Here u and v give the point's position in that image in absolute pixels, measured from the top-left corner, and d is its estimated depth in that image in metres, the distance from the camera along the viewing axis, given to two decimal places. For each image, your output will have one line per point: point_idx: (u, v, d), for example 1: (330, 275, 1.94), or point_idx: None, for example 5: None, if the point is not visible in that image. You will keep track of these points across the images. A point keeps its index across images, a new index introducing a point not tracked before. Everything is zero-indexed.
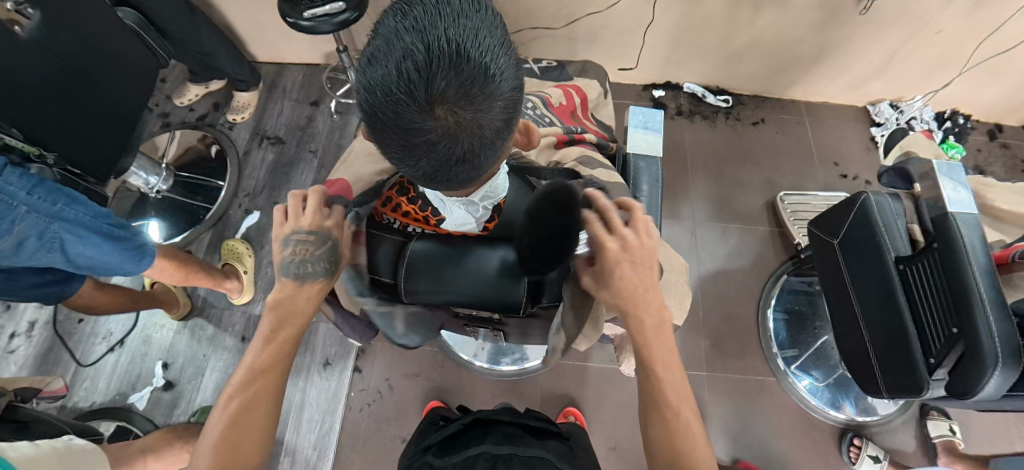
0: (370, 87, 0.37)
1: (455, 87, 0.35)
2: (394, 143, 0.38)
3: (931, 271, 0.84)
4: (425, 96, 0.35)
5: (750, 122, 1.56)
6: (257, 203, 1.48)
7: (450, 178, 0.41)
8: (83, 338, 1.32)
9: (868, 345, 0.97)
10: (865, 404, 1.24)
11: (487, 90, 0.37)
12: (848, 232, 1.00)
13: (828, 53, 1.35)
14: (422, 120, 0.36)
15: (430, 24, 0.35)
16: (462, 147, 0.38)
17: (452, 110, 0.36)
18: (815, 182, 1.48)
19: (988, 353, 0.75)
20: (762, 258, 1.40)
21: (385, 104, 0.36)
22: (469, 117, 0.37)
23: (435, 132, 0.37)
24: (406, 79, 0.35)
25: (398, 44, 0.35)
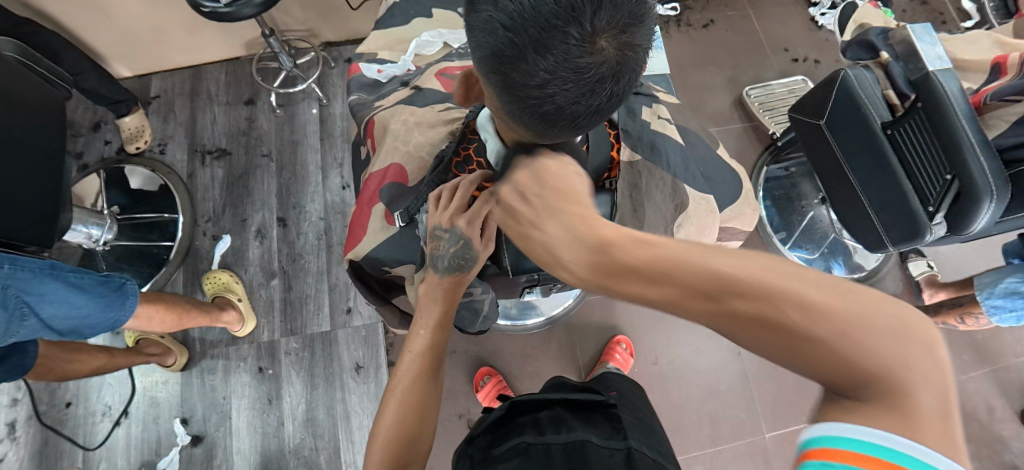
0: (515, 25, 0.33)
1: (618, 13, 0.33)
2: (541, 86, 0.35)
3: (919, 126, 0.91)
4: (590, 23, 0.32)
5: (701, 26, 1.57)
6: (222, 226, 1.33)
7: (588, 118, 0.39)
8: (80, 421, 1.19)
9: (868, 208, 1.06)
10: (854, 263, 1.38)
11: (641, 11, 0.34)
12: (833, 110, 1.06)
13: None
14: (590, 55, 0.33)
15: None
16: (615, 77, 0.36)
17: (615, 36, 0.33)
18: (772, 71, 1.53)
19: (983, 189, 0.85)
20: (742, 154, 1.46)
21: (538, 43, 0.33)
22: (627, 40, 0.34)
23: (600, 67, 0.34)
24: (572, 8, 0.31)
25: None
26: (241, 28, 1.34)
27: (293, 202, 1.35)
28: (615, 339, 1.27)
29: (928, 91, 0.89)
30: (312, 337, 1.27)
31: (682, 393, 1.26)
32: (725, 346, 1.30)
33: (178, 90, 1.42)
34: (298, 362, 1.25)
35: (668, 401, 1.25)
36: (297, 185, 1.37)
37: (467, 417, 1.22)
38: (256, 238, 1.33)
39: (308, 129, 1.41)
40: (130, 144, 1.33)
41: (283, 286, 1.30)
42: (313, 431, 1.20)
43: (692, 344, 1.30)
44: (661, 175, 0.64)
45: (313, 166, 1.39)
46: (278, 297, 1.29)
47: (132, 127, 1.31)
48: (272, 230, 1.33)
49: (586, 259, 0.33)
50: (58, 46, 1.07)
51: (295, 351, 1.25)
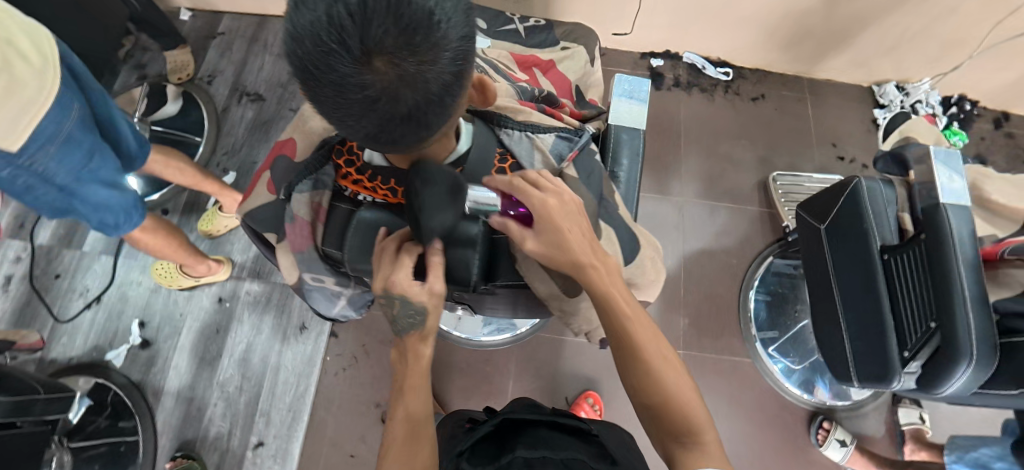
0: (294, 35, 0.32)
1: (393, 36, 0.30)
2: (332, 100, 0.34)
3: (915, 259, 0.82)
4: (356, 45, 0.30)
5: (750, 98, 1.50)
6: (234, 162, 1.43)
7: (403, 140, 0.37)
8: (61, 294, 1.31)
9: (844, 334, 0.96)
10: (840, 389, 1.25)
11: (430, 36, 0.31)
12: (836, 218, 0.97)
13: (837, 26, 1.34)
14: (359, 77, 0.31)
15: None
16: (404, 103, 0.34)
17: (387, 57, 0.31)
18: (811, 163, 1.45)
19: (963, 349, 0.74)
20: (749, 239, 1.37)
21: (316, 59, 0.31)
22: (413, 67, 0.32)
23: (374, 90, 0.32)
24: (335, 29, 0.30)
25: None
26: None
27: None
28: (584, 394, 1.22)
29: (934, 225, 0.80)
30: (273, 285, 1.33)
31: None
32: None
33: (242, 33, 1.55)
34: (253, 304, 1.31)
35: None
36: None
37: (383, 410, 1.22)
38: None
39: None
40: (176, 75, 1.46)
41: None
42: (244, 371, 1.25)
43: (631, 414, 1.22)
44: None
45: None
46: None
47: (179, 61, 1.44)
48: None
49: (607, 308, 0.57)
50: None
51: (255, 292, 1.32)
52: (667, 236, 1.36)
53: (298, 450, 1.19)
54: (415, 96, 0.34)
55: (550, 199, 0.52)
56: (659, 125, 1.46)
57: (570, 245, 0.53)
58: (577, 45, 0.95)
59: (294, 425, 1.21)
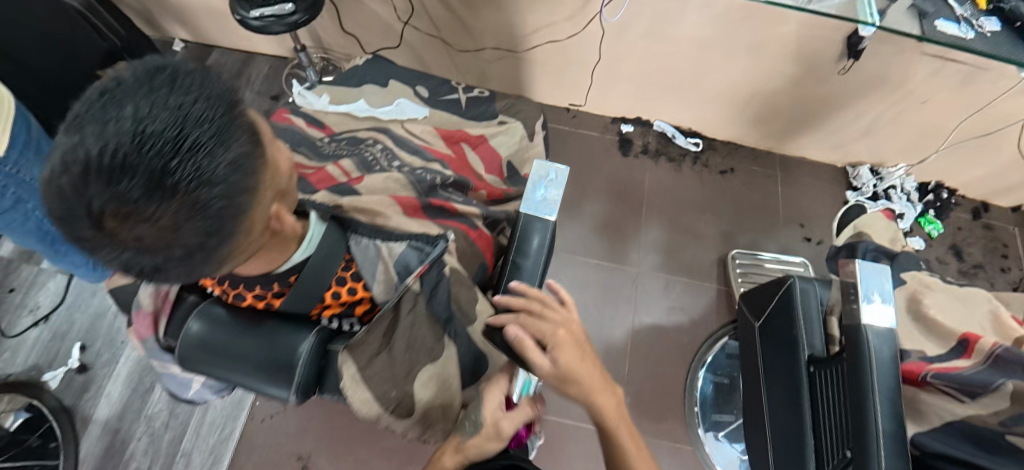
0: (53, 197, 0.38)
1: (111, 205, 0.34)
2: (100, 241, 0.38)
3: (841, 375, 0.73)
4: (88, 212, 0.35)
5: (717, 170, 1.52)
6: None
7: (183, 274, 0.41)
8: (12, 308, 1.33)
9: (774, 445, 0.90)
10: None
11: (151, 202, 0.35)
12: (771, 317, 0.94)
13: (806, 106, 1.39)
14: (99, 234, 0.36)
15: (86, 140, 0.34)
16: (165, 247, 0.37)
17: (133, 211, 0.35)
18: (774, 242, 1.44)
19: None
20: (703, 318, 1.33)
21: (75, 208, 0.36)
22: (163, 224, 0.36)
23: (116, 243, 0.37)
24: (68, 199, 0.35)
25: (64, 161, 0.35)
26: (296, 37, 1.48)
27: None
28: None
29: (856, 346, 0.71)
30: None
31: None
32: None
33: (228, 67, 1.56)
34: None
35: None
36: None
37: (305, 464, 1.19)
38: None
39: None
40: None
41: None
42: (172, 408, 1.24)
43: None
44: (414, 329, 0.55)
45: None
46: None
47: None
48: None
49: (591, 405, 0.56)
50: None
51: None
52: (619, 307, 1.33)
53: None
54: (158, 249, 0.37)
55: (566, 362, 0.53)
56: (624, 191, 1.46)
57: (563, 348, 0.54)
58: (515, 121, 0.95)
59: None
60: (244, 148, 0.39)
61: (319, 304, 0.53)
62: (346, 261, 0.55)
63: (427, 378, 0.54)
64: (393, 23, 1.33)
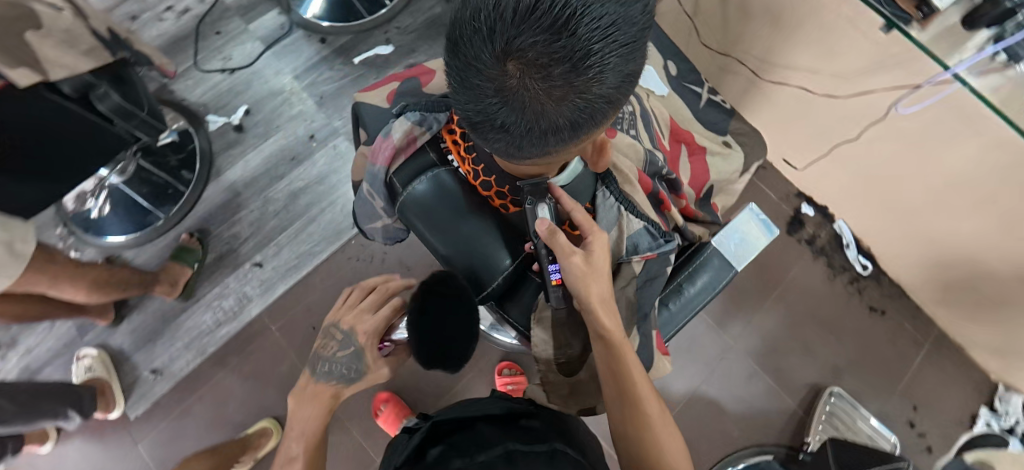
0: (512, 110, 0.35)
1: (608, 54, 0.32)
2: (457, 57, 0.36)
3: (474, 431, 0.54)
4: (581, 85, 0.33)
5: (867, 304, 1.34)
6: (397, 41, 1.48)
7: (539, 141, 0.37)
8: (211, 48, 1.42)
9: None
10: None
11: (625, 23, 0.32)
12: None
13: (999, 311, 1.12)
14: (594, 105, 0.35)
15: (536, 26, 0.30)
16: (614, 93, 0.35)
17: (519, 116, 0.35)
18: (876, 403, 1.28)
19: None
20: (762, 424, 1.26)
21: (464, 18, 0.33)
22: (537, 64, 0.32)
23: (601, 102, 0.35)
24: (554, 83, 0.32)
25: (538, 68, 0.32)
26: None
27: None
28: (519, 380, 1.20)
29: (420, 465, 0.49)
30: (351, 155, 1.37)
31: None
32: None
33: None
34: (330, 158, 1.37)
35: None
36: None
37: None
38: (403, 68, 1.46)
39: None
40: None
41: None
42: (288, 203, 1.33)
43: None
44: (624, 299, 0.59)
45: None
46: None
47: None
48: None
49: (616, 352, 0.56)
50: None
51: (338, 152, 1.37)
52: (690, 363, 1.30)
53: (278, 296, 1.25)
54: (626, 70, 0.35)
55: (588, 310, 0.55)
56: (762, 268, 1.37)
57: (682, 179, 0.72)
58: (734, 147, 0.89)
59: (274, 285, 1.26)
60: (644, 24, 0.34)
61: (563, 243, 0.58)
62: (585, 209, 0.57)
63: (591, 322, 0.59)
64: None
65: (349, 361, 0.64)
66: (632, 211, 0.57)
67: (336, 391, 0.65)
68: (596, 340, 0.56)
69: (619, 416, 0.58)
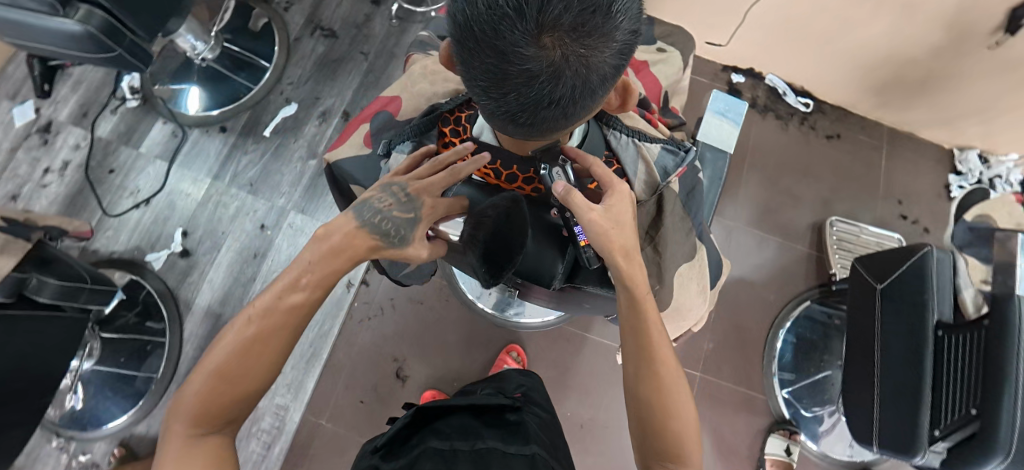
0: (564, 83, 0.37)
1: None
2: (482, 55, 0.37)
3: (468, 422, 0.61)
4: (616, 34, 0.36)
5: (823, 135, 1.44)
6: (297, 96, 1.41)
7: (587, 100, 0.40)
8: (112, 189, 1.31)
9: (873, 404, 0.92)
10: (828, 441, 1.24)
11: None
12: (893, 281, 0.92)
13: (931, 88, 1.23)
14: (626, 47, 0.38)
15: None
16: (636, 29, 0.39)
17: (571, 85, 0.37)
18: (869, 214, 1.39)
19: (1002, 439, 0.69)
20: (789, 278, 1.35)
21: (484, 15, 0.35)
22: (574, 28, 0.34)
23: (629, 42, 0.38)
24: (598, 41, 0.35)
25: (581, 35, 0.34)
26: None
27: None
28: (510, 347, 1.24)
29: (404, 448, 0.56)
30: (311, 225, 1.31)
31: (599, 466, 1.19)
32: None
33: None
34: (292, 237, 1.30)
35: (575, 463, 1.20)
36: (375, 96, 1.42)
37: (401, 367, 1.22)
38: (318, 119, 1.40)
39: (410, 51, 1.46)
40: None
41: (316, 168, 1.36)
42: None
43: None
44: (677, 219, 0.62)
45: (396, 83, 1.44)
46: (307, 175, 1.35)
47: None
48: (334, 118, 1.40)
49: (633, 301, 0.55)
50: None
51: (297, 228, 1.31)
52: None
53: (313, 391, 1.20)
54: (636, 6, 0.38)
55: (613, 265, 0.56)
56: None
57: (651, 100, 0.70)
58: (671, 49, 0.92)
59: (303, 381, 1.20)
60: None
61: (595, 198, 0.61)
62: (607, 158, 0.60)
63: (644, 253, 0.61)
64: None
65: (401, 227, 0.58)
66: (645, 139, 0.60)
67: (373, 243, 0.57)
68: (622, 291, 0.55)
69: (633, 371, 0.55)
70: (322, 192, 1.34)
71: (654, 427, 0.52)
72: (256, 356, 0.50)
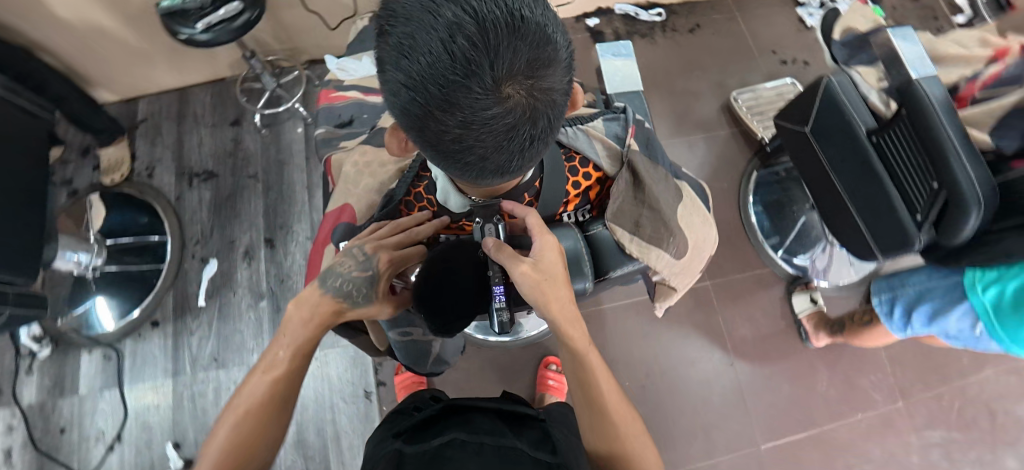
0: (537, 121, 0.37)
1: (552, 21, 0.36)
2: (449, 133, 0.36)
3: (490, 427, 0.59)
4: (560, 56, 0.36)
5: (686, 31, 1.55)
6: (212, 250, 1.32)
7: (559, 121, 0.40)
8: (74, 447, 1.16)
9: (857, 219, 1.03)
10: (835, 272, 1.35)
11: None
12: (817, 118, 1.02)
13: None
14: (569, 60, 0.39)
15: (512, 51, 0.33)
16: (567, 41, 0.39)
17: (542, 121, 0.38)
18: (758, 74, 1.51)
19: (969, 197, 0.78)
20: (730, 160, 1.44)
21: (438, 96, 0.34)
22: (527, 71, 0.34)
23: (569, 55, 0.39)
24: (550, 71, 0.35)
25: (535, 75, 0.35)
26: (226, 51, 1.34)
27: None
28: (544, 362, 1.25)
29: (419, 440, 0.58)
30: None
31: (678, 408, 1.23)
32: (717, 357, 1.27)
33: (165, 111, 1.41)
34: None
35: (657, 420, 1.22)
36: (288, 208, 1.35)
37: None
38: (244, 260, 1.32)
39: (296, 150, 1.40)
40: (107, 176, 1.32)
41: (271, 305, 1.28)
42: (304, 451, 1.17)
43: (684, 355, 1.27)
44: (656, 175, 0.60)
45: (300, 186, 1.38)
46: (266, 317, 1.27)
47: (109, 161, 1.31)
48: (260, 250, 1.32)
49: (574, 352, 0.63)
50: (53, 77, 1.08)
51: None
52: None
53: None
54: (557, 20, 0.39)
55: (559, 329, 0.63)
56: None
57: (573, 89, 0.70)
58: None
59: None
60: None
61: (567, 198, 0.58)
62: (565, 154, 0.58)
63: (635, 245, 0.52)
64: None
65: (361, 286, 0.59)
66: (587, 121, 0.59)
67: (337, 307, 0.58)
68: (563, 345, 0.63)
69: (590, 424, 0.61)
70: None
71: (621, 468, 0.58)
72: (250, 417, 0.52)
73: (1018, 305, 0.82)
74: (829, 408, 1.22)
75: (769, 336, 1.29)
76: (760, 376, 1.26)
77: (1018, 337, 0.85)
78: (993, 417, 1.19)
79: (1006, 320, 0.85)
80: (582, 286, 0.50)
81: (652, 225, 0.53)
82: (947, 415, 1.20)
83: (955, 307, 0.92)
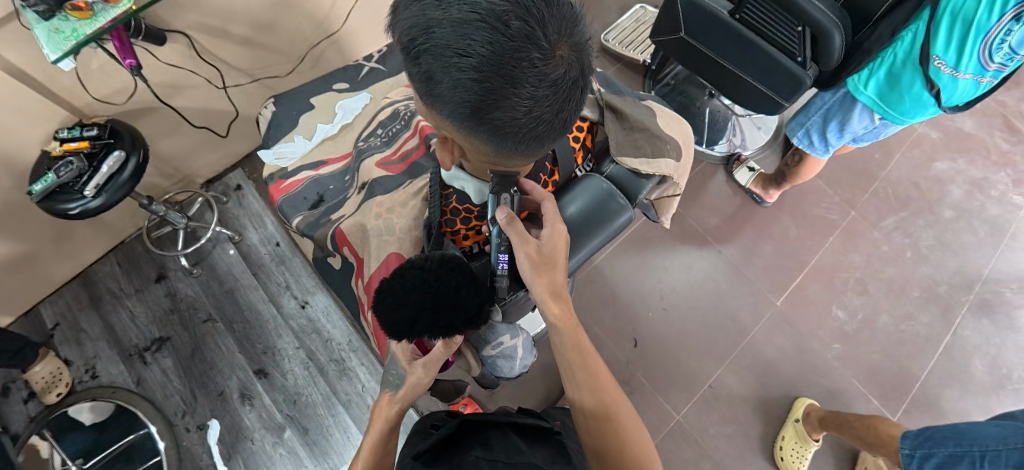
0: (581, 76, 0.41)
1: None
2: (516, 110, 0.39)
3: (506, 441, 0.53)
4: (579, 14, 0.40)
5: None
6: (204, 412, 1.20)
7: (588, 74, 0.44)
8: None
9: (754, 83, 1.18)
10: (753, 137, 1.52)
11: None
12: (686, 20, 1.15)
13: None
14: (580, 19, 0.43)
15: (549, 19, 0.37)
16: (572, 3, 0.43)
17: (583, 75, 0.41)
18: (612, 11, 1.66)
19: (829, 27, 0.92)
20: None
21: (505, 80, 0.37)
22: (566, 32, 0.38)
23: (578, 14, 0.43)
24: (578, 28, 0.39)
25: (570, 34, 0.38)
26: (116, 212, 1.22)
27: (302, 302, 1.29)
28: None
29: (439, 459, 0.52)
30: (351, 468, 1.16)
31: (701, 311, 1.33)
32: (707, 252, 1.39)
33: (77, 303, 1.25)
34: None
35: (691, 330, 1.31)
36: (261, 331, 1.26)
37: None
38: (244, 403, 1.21)
39: (239, 272, 1.31)
40: (48, 400, 1.15)
41: (296, 431, 1.19)
42: None
43: (682, 265, 1.37)
44: (630, 102, 0.63)
45: (262, 303, 1.29)
46: (297, 445, 1.18)
47: (42, 382, 1.14)
48: (255, 385, 1.22)
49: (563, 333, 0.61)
50: None
51: None
52: None
53: None
54: None
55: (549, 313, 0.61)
56: None
57: None
58: None
59: None
60: None
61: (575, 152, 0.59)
62: None
63: (643, 161, 0.57)
64: (213, 100, 1.16)
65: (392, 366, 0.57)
66: None
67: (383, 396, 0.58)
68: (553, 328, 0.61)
69: (582, 395, 0.61)
70: (326, 437, 1.18)
71: (610, 455, 0.58)
72: None
73: (893, 85, 0.96)
74: (809, 245, 1.39)
75: (735, 214, 1.43)
76: (747, 248, 1.40)
77: (905, 111, 0.99)
78: (918, 187, 1.42)
79: (891, 101, 0.99)
80: (627, 217, 0.54)
81: (649, 142, 0.59)
82: (889, 203, 1.41)
83: (852, 112, 1.07)
